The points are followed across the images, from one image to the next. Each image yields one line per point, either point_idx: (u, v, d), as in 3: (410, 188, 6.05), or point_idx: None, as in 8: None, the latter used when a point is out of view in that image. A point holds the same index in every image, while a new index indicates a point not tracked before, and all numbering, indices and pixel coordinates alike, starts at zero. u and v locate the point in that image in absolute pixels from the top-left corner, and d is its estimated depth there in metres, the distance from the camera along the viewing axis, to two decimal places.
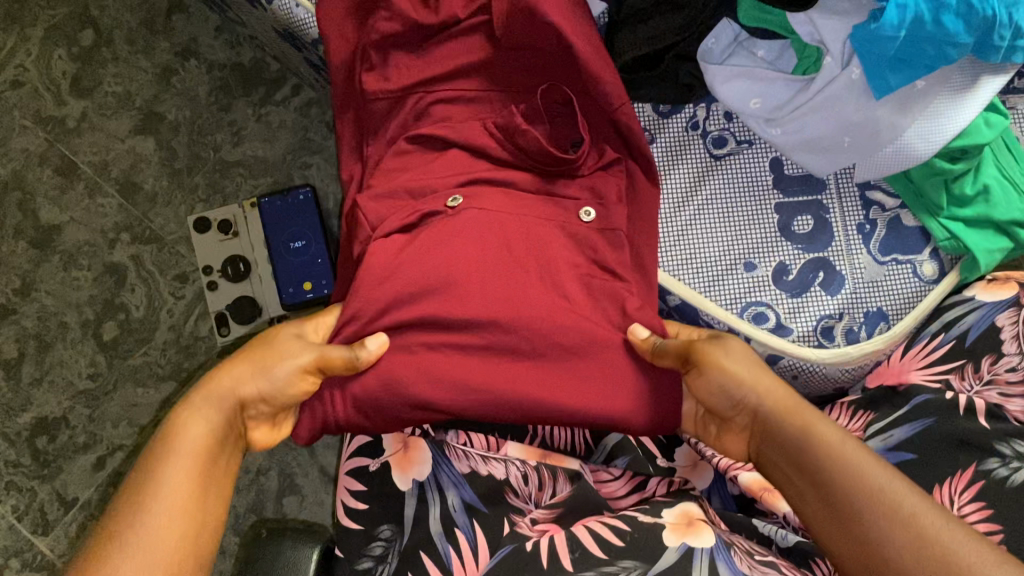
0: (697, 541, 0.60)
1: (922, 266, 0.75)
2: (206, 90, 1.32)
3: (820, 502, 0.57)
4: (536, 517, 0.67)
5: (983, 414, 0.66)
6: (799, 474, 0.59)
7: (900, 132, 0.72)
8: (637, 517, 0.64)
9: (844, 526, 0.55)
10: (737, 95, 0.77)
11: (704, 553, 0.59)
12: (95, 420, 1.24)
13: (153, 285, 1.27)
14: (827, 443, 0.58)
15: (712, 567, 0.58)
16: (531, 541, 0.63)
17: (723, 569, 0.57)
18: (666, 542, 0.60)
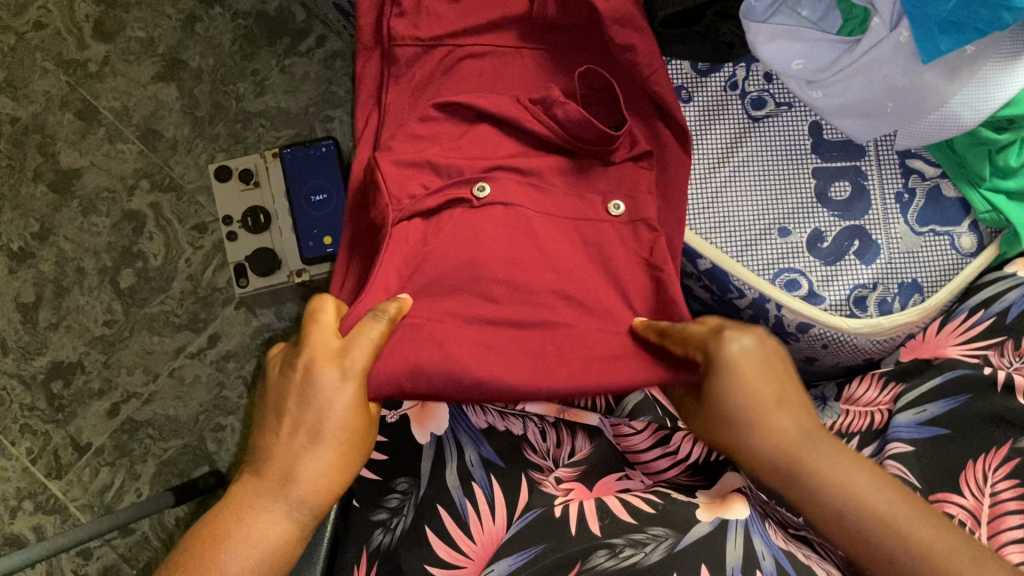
0: (730, 514, 0.60)
1: (960, 238, 0.74)
2: (230, 38, 1.30)
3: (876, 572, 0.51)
4: (559, 477, 0.66)
5: (1022, 391, 0.64)
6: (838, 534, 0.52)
7: (945, 99, 0.70)
8: (670, 493, 0.64)
9: None
10: (779, 55, 0.74)
11: (740, 525, 0.59)
12: (111, 366, 1.23)
13: (171, 234, 1.26)
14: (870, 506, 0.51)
15: (747, 542, 0.58)
16: (560, 506, 0.62)
17: (760, 545, 0.58)
18: (699, 515, 0.61)
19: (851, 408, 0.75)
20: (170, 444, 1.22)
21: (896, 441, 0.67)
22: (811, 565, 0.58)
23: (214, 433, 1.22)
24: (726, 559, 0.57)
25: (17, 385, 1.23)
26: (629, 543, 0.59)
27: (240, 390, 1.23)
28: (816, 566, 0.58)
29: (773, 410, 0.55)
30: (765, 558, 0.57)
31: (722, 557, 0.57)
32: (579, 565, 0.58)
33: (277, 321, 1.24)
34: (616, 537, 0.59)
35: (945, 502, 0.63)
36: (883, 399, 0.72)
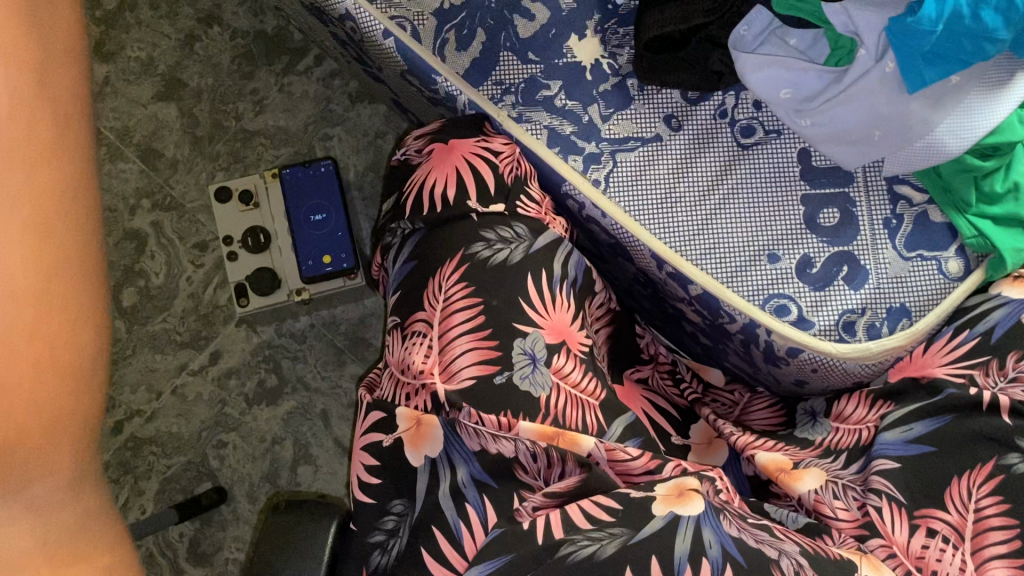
0: (684, 511, 0.61)
1: (947, 263, 0.75)
2: (229, 58, 1.31)
3: None
4: (536, 503, 0.65)
5: (1007, 411, 0.65)
6: None
7: (931, 128, 0.71)
8: (628, 492, 0.64)
9: None
10: (767, 85, 0.76)
11: (690, 519, 0.60)
12: (114, 384, 1.25)
13: (173, 252, 1.28)
14: None
15: (697, 534, 0.59)
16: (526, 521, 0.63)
17: (708, 534, 0.59)
18: (654, 509, 0.62)
19: (839, 425, 0.75)
20: (173, 460, 1.23)
21: (882, 458, 0.68)
22: (760, 549, 0.59)
23: (217, 450, 1.23)
24: (675, 548, 0.59)
25: None
26: (587, 537, 0.60)
27: (241, 407, 1.25)
28: (765, 549, 0.59)
29: None
30: (712, 545, 0.59)
31: (672, 548, 0.59)
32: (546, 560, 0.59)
33: (278, 336, 1.26)
34: (576, 533, 0.61)
35: (930, 518, 0.64)
36: (870, 416, 0.73)
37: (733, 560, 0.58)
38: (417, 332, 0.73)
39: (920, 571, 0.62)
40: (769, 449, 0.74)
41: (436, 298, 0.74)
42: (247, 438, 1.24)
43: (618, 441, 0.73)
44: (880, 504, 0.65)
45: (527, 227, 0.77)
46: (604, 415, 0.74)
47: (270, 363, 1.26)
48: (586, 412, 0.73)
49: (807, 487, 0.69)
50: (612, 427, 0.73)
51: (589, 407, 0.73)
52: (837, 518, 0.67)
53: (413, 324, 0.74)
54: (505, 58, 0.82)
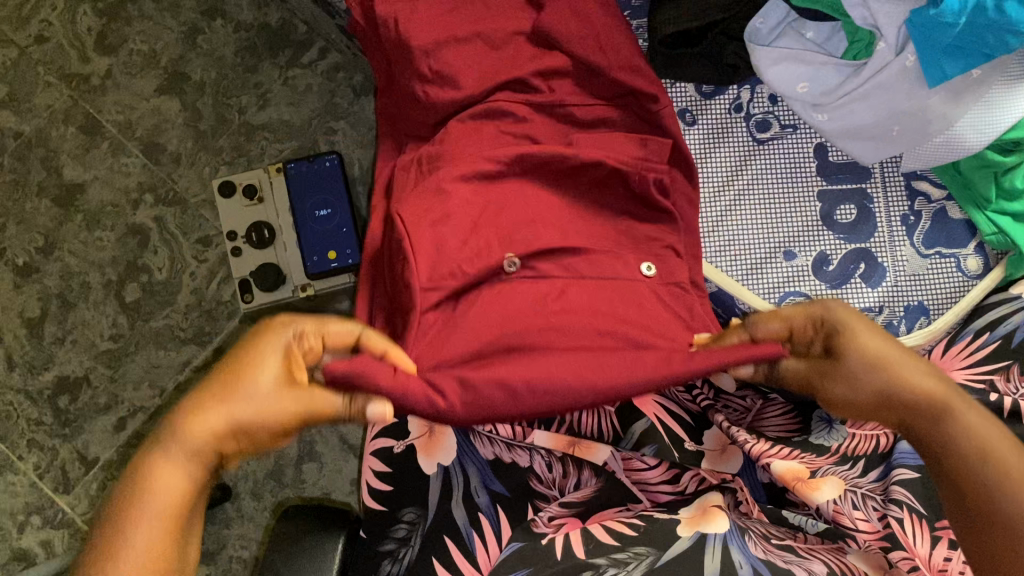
0: (710, 529, 0.59)
1: (966, 260, 0.74)
2: (232, 51, 1.30)
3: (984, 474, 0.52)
4: (553, 514, 0.65)
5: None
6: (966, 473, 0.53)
7: (952, 122, 0.70)
8: (652, 513, 0.64)
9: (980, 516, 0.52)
10: (784, 78, 0.74)
11: (716, 538, 0.58)
12: (117, 381, 1.24)
13: (176, 247, 1.27)
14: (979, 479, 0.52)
15: (726, 553, 0.57)
16: (547, 538, 0.62)
17: (736, 554, 0.57)
18: (679, 531, 0.60)
19: (857, 432, 0.74)
20: None
21: (901, 467, 0.69)
22: (790, 568, 0.57)
23: None
24: (703, 568, 0.56)
25: (24, 400, 1.23)
26: (611, 562, 0.58)
27: None
28: (794, 568, 0.57)
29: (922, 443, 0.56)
30: (742, 566, 0.56)
31: (700, 568, 0.56)
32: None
33: None
34: (598, 556, 0.59)
35: (952, 529, 0.65)
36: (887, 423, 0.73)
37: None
38: None
39: None
40: (785, 457, 0.72)
41: None
42: None
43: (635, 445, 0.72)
44: (902, 516, 0.65)
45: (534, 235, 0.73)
46: (618, 420, 0.74)
47: None
48: (600, 417, 0.73)
49: (825, 497, 0.68)
50: (629, 432, 0.73)
51: (604, 411, 0.73)
52: (858, 529, 0.66)
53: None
54: None
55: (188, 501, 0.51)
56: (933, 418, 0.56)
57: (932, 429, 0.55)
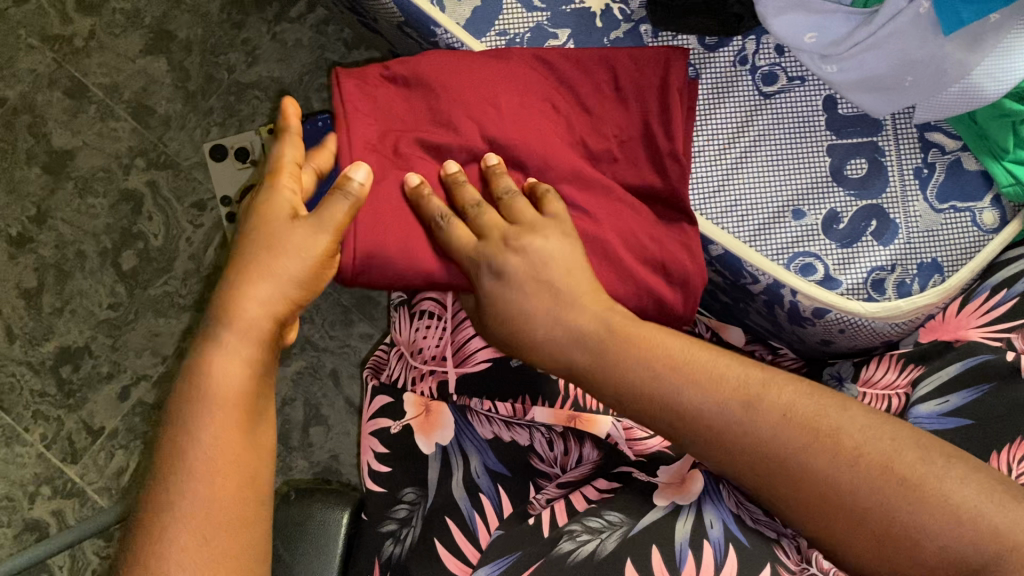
0: (684, 499, 0.61)
1: (982, 214, 0.71)
2: (218, 6, 1.25)
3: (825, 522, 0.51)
4: (550, 494, 0.65)
5: None
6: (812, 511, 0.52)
7: (968, 70, 0.66)
8: (632, 475, 0.65)
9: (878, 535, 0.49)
10: (790, 28, 0.70)
11: (689, 508, 0.60)
12: (118, 349, 1.23)
13: (171, 213, 1.24)
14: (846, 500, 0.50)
15: (699, 517, 0.59)
16: (532, 515, 0.64)
17: (710, 516, 0.59)
18: (655, 500, 0.61)
19: (869, 391, 0.72)
20: None
21: None
22: (759, 528, 0.60)
23: None
24: (674, 537, 0.58)
25: (26, 371, 1.23)
26: (587, 530, 0.59)
27: None
28: (763, 529, 0.60)
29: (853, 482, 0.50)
30: (713, 527, 0.59)
31: (672, 537, 0.58)
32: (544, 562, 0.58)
33: None
34: (575, 523, 0.60)
35: None
36: (900, 382, 0.70)
37: (736, 541, 0.58)
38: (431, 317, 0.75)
39: None
40: None
41: (442, 332, 0.74)
42: None
43: (638, 418, 0.69)
44: None
45: None
46: None
47: None
48: None
49: None
50: None
51: None
52: None
53: (421, 303, 0.76)
54: (508, 6, 0.76)
55: (246, 406, 0.56)
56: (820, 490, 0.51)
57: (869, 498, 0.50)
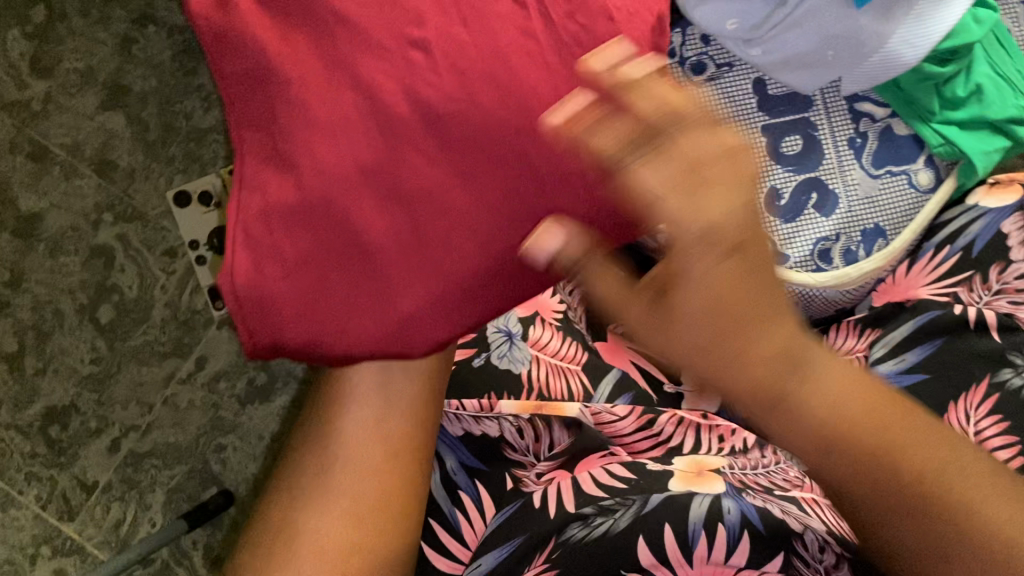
0: (705, 489, 0.65)
1: (917, 175, 0.74)
2: (169, 56, 1.28)
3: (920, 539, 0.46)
4: (540, 470, 0.69)
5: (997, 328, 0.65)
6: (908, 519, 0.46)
7: (885, 40, 0.69)
8: (647, 464, 0.68)
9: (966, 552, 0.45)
10: (711, 17, 0.73)
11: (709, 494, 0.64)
12: (104, 404, 1.24)
13: (143, 262, 1.26)
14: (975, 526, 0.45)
15: (716, 501, 0.64)
16: (536, 494, 0.67)
17: (727, 501, 0.63)
18: (671, 484, 0.66)
19: (833, 359, 0.73)
20: (175, 470, 1.23)
21: None
22: (784, 518, 0.62)
23: (218, 454, 1.24)
24: (689, 516, 0.63)
25: (15, 435, 1.22)
26: (599, 511, 0.65)
27: (235, 408, 1.25)
28: (789, 518, 0.62)
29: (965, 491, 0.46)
30: (730, 511, 0.63)
31: (688, 516, 0.63)
32: (556, 538, 0.65)
33: None
34: (587, 505, 0.65)
35: None
36: (860, 346, 0.72)
37: (750, 527, 0.62)
38: None
39: None
40: None
41: None
42: (246, 438, 1.25)
43: (607, 401, 0.73)
44: None
45: None
46: (589, 379, 0.74)
47: (258, 361, 1.26)
48: (570, 380, 0.74)
49: None
50: (599, 390, 0.73)
51: (572, 374, 0.74)
52: None
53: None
54: None
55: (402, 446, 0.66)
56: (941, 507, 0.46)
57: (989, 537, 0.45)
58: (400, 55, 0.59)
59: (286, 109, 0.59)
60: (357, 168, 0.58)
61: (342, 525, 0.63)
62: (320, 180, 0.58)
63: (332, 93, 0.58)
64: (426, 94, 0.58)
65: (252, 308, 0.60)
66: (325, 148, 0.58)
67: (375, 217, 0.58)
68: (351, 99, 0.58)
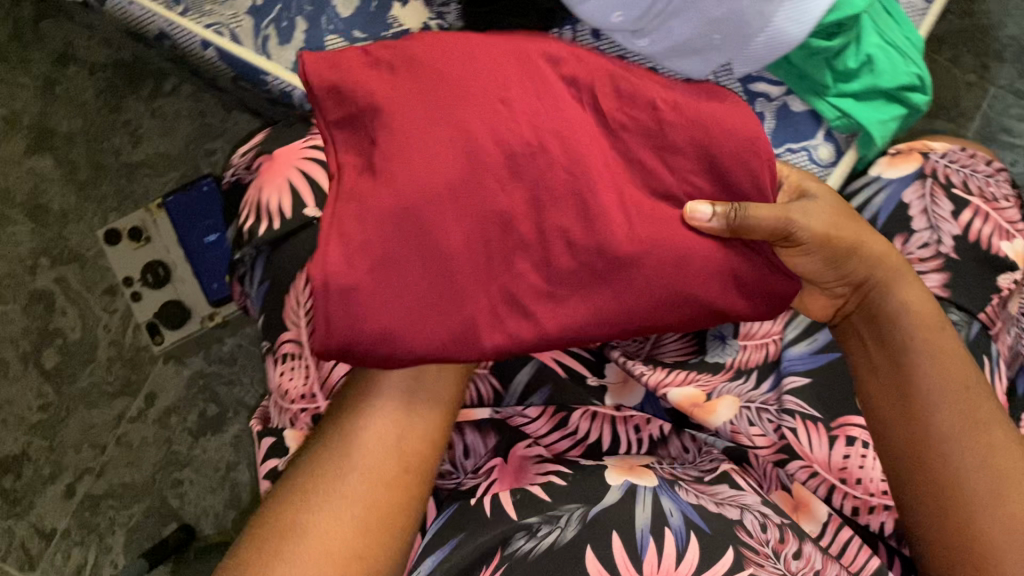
0: (641, 481, 0.63)
1: (817, 150, 0.75)
2: (93, 95, 1.27)
3: (933, 500, 0.59)
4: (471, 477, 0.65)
5: None
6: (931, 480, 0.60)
7: (769, 19, 0.69)
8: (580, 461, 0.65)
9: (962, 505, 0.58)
10: (595, 9, 0.72)
11: (648, 489, 0.62)
12: (56, 449, 1.23)
13: (83, 304, 1.25)
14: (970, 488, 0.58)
15: (657, 502, 0.61)
16: (476, 498, 0.62)
17: (668, 503, 0.61)
18: (609, 479, 0.63)
19: (749, 343, 0.74)
20: (133, 509, 1.22)
21: (792, 375, 0.73)
22: (722, 509, 0.62)
23: (175, 489, 1.23)
24: (636, 520, 0.60)
25: None
26: (544, 520, 0.60)
27: (188, 441, 1.24)
28: (726, 510, 0.62)
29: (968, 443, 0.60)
30: (673, 514, 0.60)
31: (632, 519, 0.60)
32: (500, 552, 0.58)
33: (209, 364, 1.26)
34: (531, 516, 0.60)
35: (847, 426, 0.70)
36: (775, 329, 0.75)
37: (696, 528, 0.60)
38: (288, 354, 0.66)
39: (844, 481, 0.69)
40: (682, 382, 0.71)
41: (298, 316, 0.66)
42: (202, 470, 1.23)
43: (521, 397, 0.71)
44: (795, 426, 0.70)
45: None
46: (498, 378, 0.72)
47: (207, 392, 1.25)
48: (477, 382, 0.72)
49: (722, 419, 0.71)
50: (512, 386, 0.71)
51: (479, 376, 0.72)
52: (756, 446, 0.70)
53: (282, 345, 0.66)
54: (330, 42, 0.78)
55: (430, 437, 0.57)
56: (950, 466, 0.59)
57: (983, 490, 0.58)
58: (492, 105, 0.57)
59: (384, 131, 0.56)
60: (445, 188, 0.54)
61: (344, 516, 0.52)
62: (406, 197, 0.53)
63: (414, 98, 0.57)
64: (505, 63, 0.60)
65: (338, 297, 0.52)
66: (422, 171, 0.54)
67: (461, 233, 0.54)
68: (443, 139, 0.55)
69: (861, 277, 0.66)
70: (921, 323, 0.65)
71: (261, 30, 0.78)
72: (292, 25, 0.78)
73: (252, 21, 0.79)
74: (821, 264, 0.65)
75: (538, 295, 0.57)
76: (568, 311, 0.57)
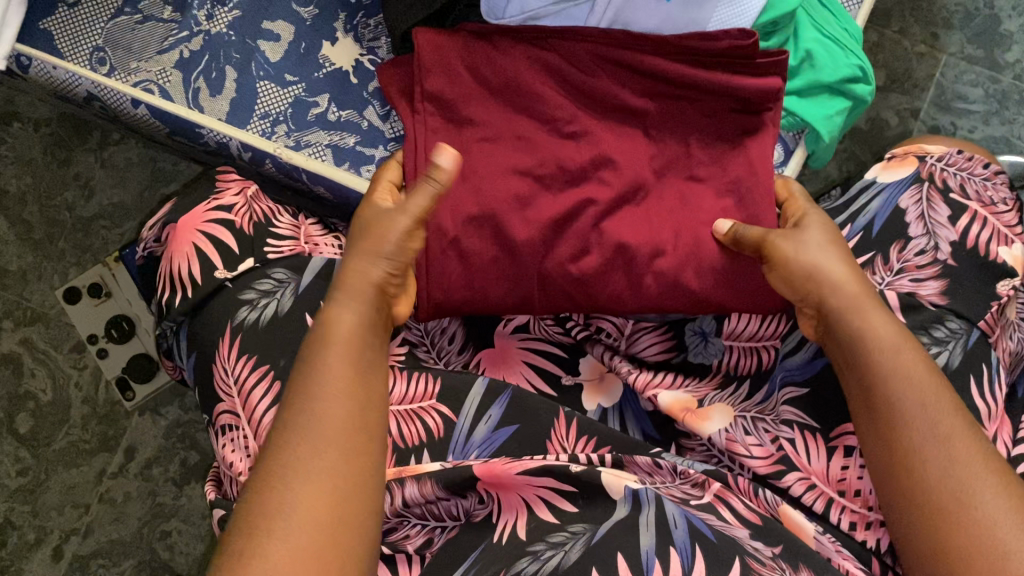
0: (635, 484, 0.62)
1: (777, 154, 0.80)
2: (40, 150, 1.24)
3: (892, 489, 0.58)
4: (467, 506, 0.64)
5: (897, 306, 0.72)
6: (895, 469, 0.58)
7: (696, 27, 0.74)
8: (568, 466, 0.63)
9: (922, 501, 0.56)
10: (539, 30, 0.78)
11: (650, 498, 0.60)
12: (39, 513, 1.21)
13: (52, 363, 1.23)
14: (927, 479, 0.56)
15: (659, 516, 0.59)
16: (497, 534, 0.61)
17: (670, 512, 0.59)
18: (606, 487, 0.62)
19: (734, 345, 0.75)
20: (124, 565, 1.21)
21: (790, 385, 0.71)
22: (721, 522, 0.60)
23: (164, 540, 1.22)
24: (640, 543, 0.57)
25: None
26: (549, 545, 0.58)
27: (173, 491, 1.23)
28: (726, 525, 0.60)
29: (939, 435, 0.57)
30: (677, 523, 0.58)
31: (637, 542, 0.57)
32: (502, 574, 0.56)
33: (185, 413, 1.24)
34: (536, 543, 0.58)
35: (845, 437, 0.67)
36: (771, 335, 0.75)
37: (701, 537, 0.57)
38: (228, 425, 0.69)
39: (845, 493, 0.66)
40: (670, 387, 0.72)
41: (228, 384, 0.70)
42: (189, 519, 1.22)
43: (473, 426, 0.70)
44: (793, 436, 0.68)
45: (287, 269, 0.74)
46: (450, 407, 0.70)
47: (187, 441, 1.24)
48: (423, 419, 0.70)
49: (717, 426, 0.69)
50: (463, 416, 0.70)
51: (426, 412, 0.70)
52: (752, 456, 0.67)
53: (219, 417, 0.70)
54: (264, 88, 0.84)
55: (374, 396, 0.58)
56: (908, 465, 0.57)
57: (946, 484, 0.55)
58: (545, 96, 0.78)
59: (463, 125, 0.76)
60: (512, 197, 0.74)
61: (308, 479, 0.52)
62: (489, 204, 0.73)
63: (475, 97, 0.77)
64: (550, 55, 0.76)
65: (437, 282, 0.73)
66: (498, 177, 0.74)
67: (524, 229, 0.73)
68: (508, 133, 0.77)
69: (816, 301, 0.66)
70: (891, 341, 0.62)
71: (191, 84, 0.83)
72: (222, 76, 0.83)
73: (182, 77, 0.83)
74: (790, 285, 0.68)
75: (577, 281, 0.73)
76: (620, 290, 0.73)
